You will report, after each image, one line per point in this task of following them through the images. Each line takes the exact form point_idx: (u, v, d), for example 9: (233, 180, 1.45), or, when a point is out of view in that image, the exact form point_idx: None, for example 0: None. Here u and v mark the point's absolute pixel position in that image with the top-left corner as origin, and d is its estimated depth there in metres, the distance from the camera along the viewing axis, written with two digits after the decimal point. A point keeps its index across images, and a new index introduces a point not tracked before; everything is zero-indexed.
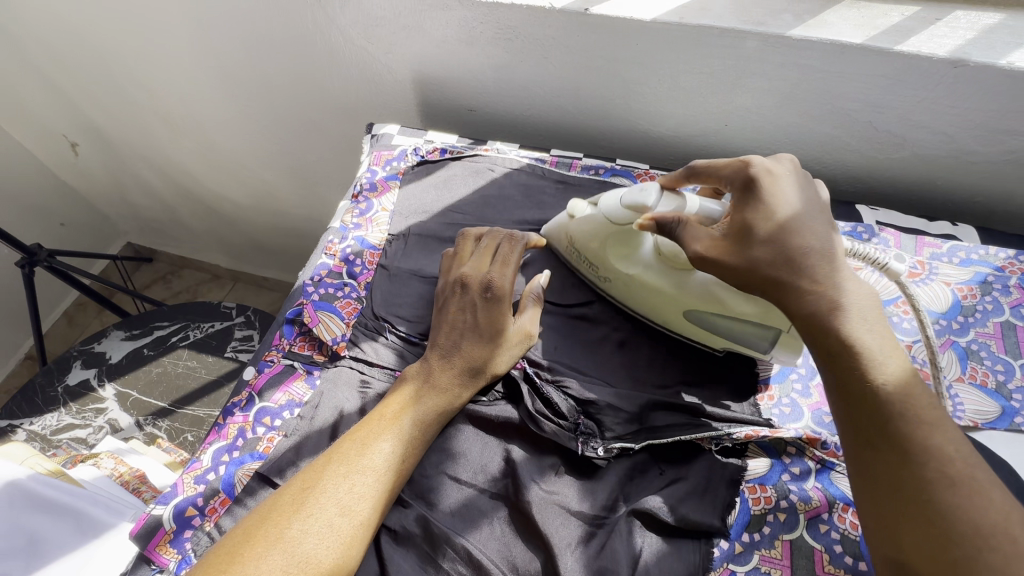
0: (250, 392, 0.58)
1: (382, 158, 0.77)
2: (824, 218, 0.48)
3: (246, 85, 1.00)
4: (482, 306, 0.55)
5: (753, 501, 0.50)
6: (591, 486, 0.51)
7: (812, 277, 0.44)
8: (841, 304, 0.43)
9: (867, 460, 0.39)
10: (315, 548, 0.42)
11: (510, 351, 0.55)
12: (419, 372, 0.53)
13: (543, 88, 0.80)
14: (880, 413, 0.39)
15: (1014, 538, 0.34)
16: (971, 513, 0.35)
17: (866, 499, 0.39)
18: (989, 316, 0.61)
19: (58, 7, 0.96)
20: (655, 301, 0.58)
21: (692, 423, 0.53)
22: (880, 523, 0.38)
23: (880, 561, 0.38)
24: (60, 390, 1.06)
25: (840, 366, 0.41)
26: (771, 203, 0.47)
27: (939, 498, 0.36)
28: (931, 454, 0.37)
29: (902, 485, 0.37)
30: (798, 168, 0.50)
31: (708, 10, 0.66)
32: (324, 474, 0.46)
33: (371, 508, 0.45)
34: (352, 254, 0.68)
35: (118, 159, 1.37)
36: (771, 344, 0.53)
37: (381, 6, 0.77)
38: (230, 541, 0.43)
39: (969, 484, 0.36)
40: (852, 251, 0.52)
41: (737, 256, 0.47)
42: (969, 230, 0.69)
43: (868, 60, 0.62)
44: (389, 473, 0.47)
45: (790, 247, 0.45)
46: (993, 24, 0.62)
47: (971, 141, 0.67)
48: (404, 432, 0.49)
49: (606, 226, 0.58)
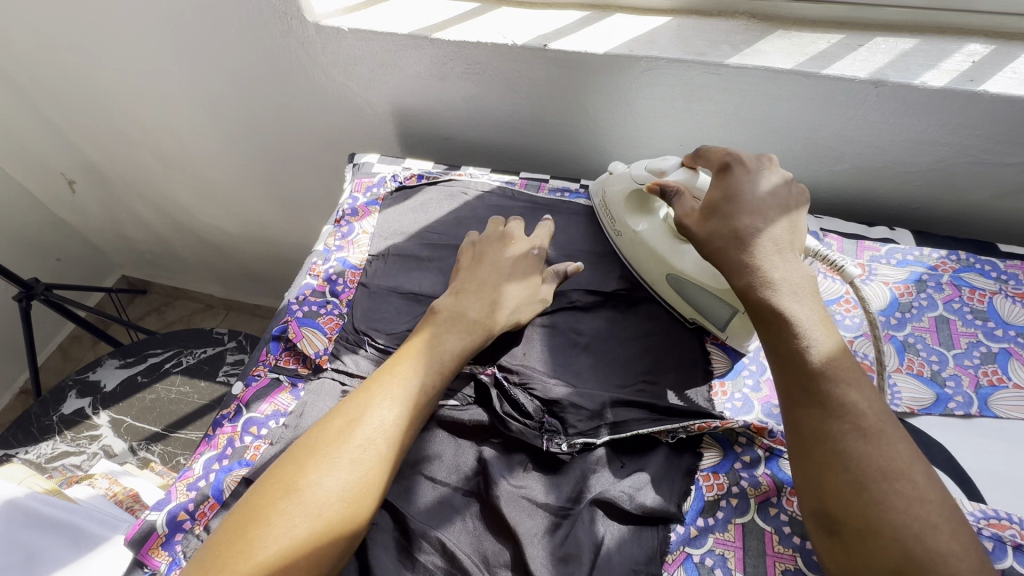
0: (238, 405, 0.62)
1: (362, 185, 0.83)
2: (783, 213, 0.54)
3: (235, 120, 1.07)
4: (518, 264, 0.66)
5: (707, 488, 0.54)
6: (557, 480, 0.54)
7: (756, 253, 0.51)
8: (772, 279, 0.50)
9: (798, 419, 0.46)
10: (364, 471, 0.47)
11: (529, 307, 0.64)
12: (453, 310, 0.61)
13: (512, 116, 0.86)
14: (808, 376, 0.46)
15: (914, 483, 0.41)
16: (878, 461, 0.42)
17: (799, 453, 0.45)
18: (925, 312, 0.66)
19: (59, 52, 1.02)
20: (648, 260, 0.66)
21: (650, 417, 0.57)
22: (808, 477, 0.44)
23: (809, 512, 0.44)
24: (55, 419, 1.08)
25: (772, 331, 0.49)
26: (732, 191, 0.55)
27: (852, 448, 0.43)
28: (846, 410, 0.44)
29: (825, 440, 0.44)
30: (770, 164, 0.57)
31: (654, 43, 0.73)
32: (369, 403, 0.51)
33: (405, 437, 0.51)
34: (335, 274, 0.72)
35: (115, 195, 1.42)
36: (726, 323, 0.61)
37: (358, 47, 0.83)
38: (279, 472, 0.47)
39: (879, 436, 0.43)
40: (814, 252, 0.57)
41: (700, 228, 0.55)
42: (906, 233, 0.74)
43: (800, 83, 0.69)
44: (423, 402, 0.53)
45: (740, 227, 0.52)
46: (908, 48, 0.69)
47: (901, 153, 0.73)
48: (440, 365, 0.56)
49: (630, 184, 0.68)
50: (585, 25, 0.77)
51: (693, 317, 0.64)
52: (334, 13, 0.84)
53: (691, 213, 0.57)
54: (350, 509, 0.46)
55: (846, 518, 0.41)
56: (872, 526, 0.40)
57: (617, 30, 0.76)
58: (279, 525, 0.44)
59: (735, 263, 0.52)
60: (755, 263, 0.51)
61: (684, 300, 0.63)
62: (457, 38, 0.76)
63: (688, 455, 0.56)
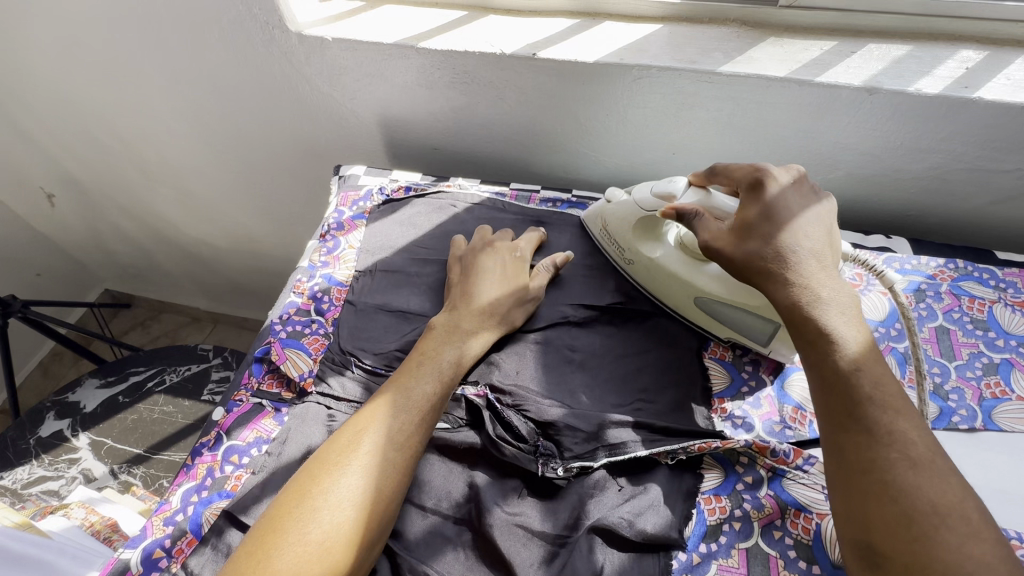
0: (218, 432, 0.59)
1: (348, 199, 0.80)
2: (824, 231, 0.53)
3: (218, 131, 1.04)
4: (504, 267, 0.65)
5: (709, 511, 0.52)
6: (553, 506, 0.52)
7: (799, 271, 0.50)
8: (822, 297, 0.49)
9: (840, 445, 0.44)
10: (373, 478, 0.48)
11: (524, 305, 0.64)
12: (447, 322, 0.60)
13: (501, 126, 0.84)
14: (854, 401, 0.44)
15: (969, 521, 0.39)
16: (930, 494, 0.40)
17: (840, 481, 0.43)
18: (924, 322, 0.64)
19: (34, 64, 0.99)
20: (668, 285, 0.64)
21: (649, 438, 0.55)
22: (850, 507, 0.42)
23: (849, 544, 0.41)
24: (32, 442, 1.05)
25: (819, 351, 0.47)
26: (772, 207, 0.53)
27: (901, 478, 0.41)
28: (894, 438, 0.42)
29: (871, 468, 0.42)
30: (804, 180, 0.56)
31: (646, 52, 0.72)
32: (376, 414, 0.52)
33: (414, 442, 0.51)
34: (320, 291, 0.70)
35: (96, 208, 1.39)
36: (767, 338, 0.60)
37: (342, 57, 0.81)
38: (295, 485, 0.48)
39: (930, 468, 0.41)
40: (852, 256, 0.58)
41: (736, 248, 0.52)
42: (902, 242, 0.73)
43: (793, 91, 0.67)
44: (432, 405, 0.54)
45: (783, 245, 0.51)
46: (901, 55, 0.68)
47: (897, 161, 0.72)
48: (441, 372, 0.56)
49: (635, 211, 0.65)
50: (575, 33, 0.76)
51: (726, 336, 0.63)
52: (317, 22, 0.81)
53: (720, 233, 0.54)
54: (362, 514, 0.47)
55: (892, 552, 0.39)
56: (922, 563, 0.38)
57: (606, 38, 0.74)
58: (295, 532, 0.45)
59: (780, 280, 0.50)
60: (798, 280, 0.50)
61: (716, 320, 0.62)
62: (444, 47, 0.75)
63: (688, 477, 0.54)
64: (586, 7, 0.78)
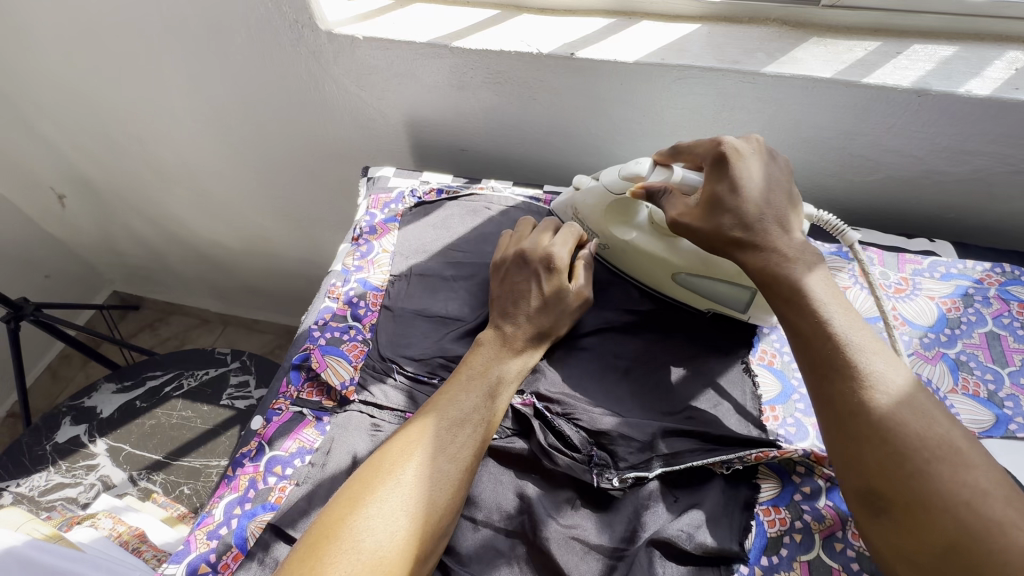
0: (259, 442, 0.58)
1: (379, 201, 0.79)
2: (785, 196, 0.54)
3: (239, 132, 1.02)
4: (543, 278, 0.61)
5: (769, 523, 0.51)
6: (608, 518, 0.51)
7: (765, 234, 0.51)
8: (788, 257, 0.50)
9: (827, 396, 0.44)
10: (427, 488, 0.47)
11: (570, 315, 0.62)
12: (495, 337, 0.58)
13: (533, 127, 0.83)
14: (830, 348, 0.45)
15: (956, 447, 0.39)
16: (916, 429, 0.40)
17: (832, 431, 0.43)
18: (974, 327, 0.63)
19: (51, 62, 0.97)
20: (645, 265, 0.65)
21: (705, 447, 0.53)
22: (844, 454, 0.42)
23: (851, 494, 0.41)
24: (49, 448, 1.03)
25: (792, 308, 0.48)
26: (734, 180, 0.53)
27: (889, 418, 0.41)
28: (873, 378, 0.43)
29: (858, 413, 0.42)
30: (763, 149, 0.56)
31: (685, 51, 0.70)
32: (427, 424, 0.51)
33: (470, 454, 0.50)
34: (356, 296, 0.68)
35: (107, 209, 1.37)
36: (745, 305, 0.61)
37: (373, 56, 0.80)
38: (347, 491, 0.47)
39: (912, 402, 0.41)
40: (818, 217, 0.61)
41: (705, 221, 0.53)
42: (946, 246, 0.73)
43: (838, 91, 0.66)
44: (481, 419, 0.52)
45: (747, 217, 0.52)
46: (948, 55, 0.67)
47: (940, 163, 0.71)
48: (491, 387, 0.54)
49: (605, 196, 0.65)
50: (612, 33, 0.74)
51: (705, 308, 0.64)
52: (346, 21, 0.80)
53: (686, 210, 0.55)
54: (418, 528, 0.45)
55: (890, 492, 0.39)
56: (919, 497, 0.38)
57: (644, 38, 0.73)
58: (348, 539, 0.44)
59: (748, 248, 0.51)
60: (765, 246, 0.51)
61: (693, 293, 0.63)
62: (478, 47, 0.73)
63: (744, 487, 0.53)
64: (622, 6, 0.77)
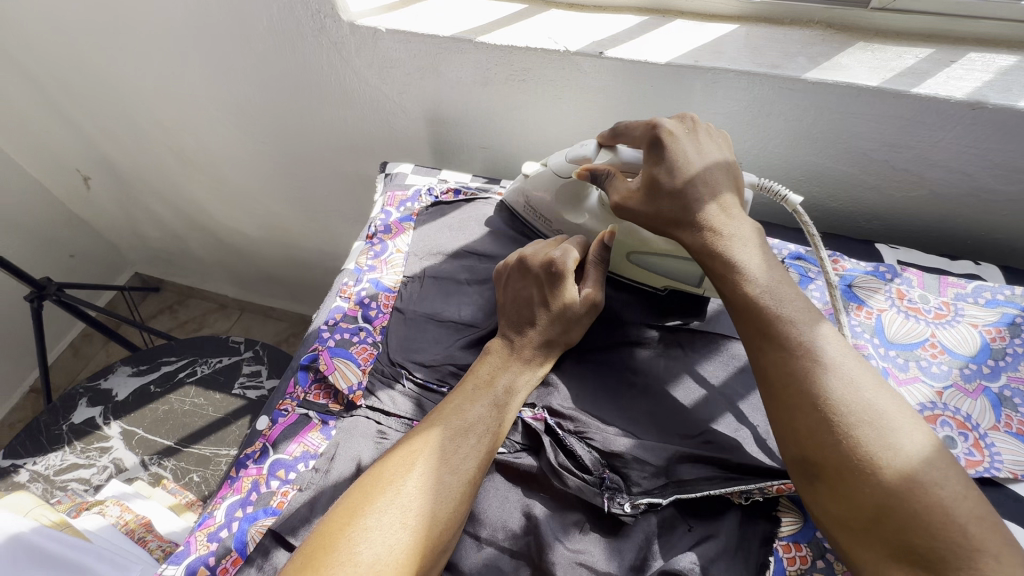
0: (264, 444, 0.57)
1: (396, 199, 0.78)
2: (722, 171, 0.53)
3: (258, 120, 1.01)
4: (545, 285, 0.57)
5: (788, 561, 0.47)
6: (618, 544, 0.49)
7: (701, 214, 0.51)
8: (722, 234, 0.50)
9: (764, 366, 0.45)
10: (430, 503, 0.45)
11: (583, 322, 0.58)
12: (503, 346, 0.56)
13: (556, 127, 0.80)
14: (765, 321, 0.46)
15: (879, 411, 0.41)
16: (843, 395, 0.41)
17: (771, 401, 0.45)
18: (1021, 360, 0.59)
19: (75, 44, 0.97)
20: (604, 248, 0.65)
21: (721, 476, 0.50)
22: (782, 423, 0.44)
23: (790, 459, 0.43)
24: (65, 428, 1.04)
25: (728, 284, 0.49)
26: (671, 161, 0.52)
27: (820, 385, 0.42)
28: (807, 348, 0.44)
29: (790, 382, 0.43)
30: (698, 127, 0.55)
31: (721, 53, 0.67)
32: (431, 436, 0.49)
33: (477, 468, 0.48)
34: (367, 297, 0.67)
35: (130, 193, 1.38)
36: (699, 279, 0.61)
37: (395, 49, 0.78)
38: (347, 501, 0.46)
39: (840, 370, 0.43)
40: (757, 185, 0.59)
41: (646, 205, 0.53)
42: (992, 270, 0.68)
43: (885, 101, 0.62)
44: (485, 432, 0.50)
45: (686, 198, 0.51)
46: (1008, 65, 0.62)
47: (990, 180, 0.66)
48: (497, 399, 0.52)
49: (553, 181, 0.65)
50: (643, 32, 0.71)
51: (665, 286, 0.64)
52: (370, 12, 0.78)
53: (626, 192, 0.55)
54: (419, 543, 0.43)
55: (822, 460, 0.41)
56: (848, 463, 0.39)
57: (677, 38, 0.69)
58: (345, 551, 0.42)
59: (688, 227, 0.51)
60: (704, 224, 0.50)
61: (652, 273, 0.63)
62: (504, 42, 0.71)
63: (763, 521, 0.50)
64: (655, 5, 0.74)
